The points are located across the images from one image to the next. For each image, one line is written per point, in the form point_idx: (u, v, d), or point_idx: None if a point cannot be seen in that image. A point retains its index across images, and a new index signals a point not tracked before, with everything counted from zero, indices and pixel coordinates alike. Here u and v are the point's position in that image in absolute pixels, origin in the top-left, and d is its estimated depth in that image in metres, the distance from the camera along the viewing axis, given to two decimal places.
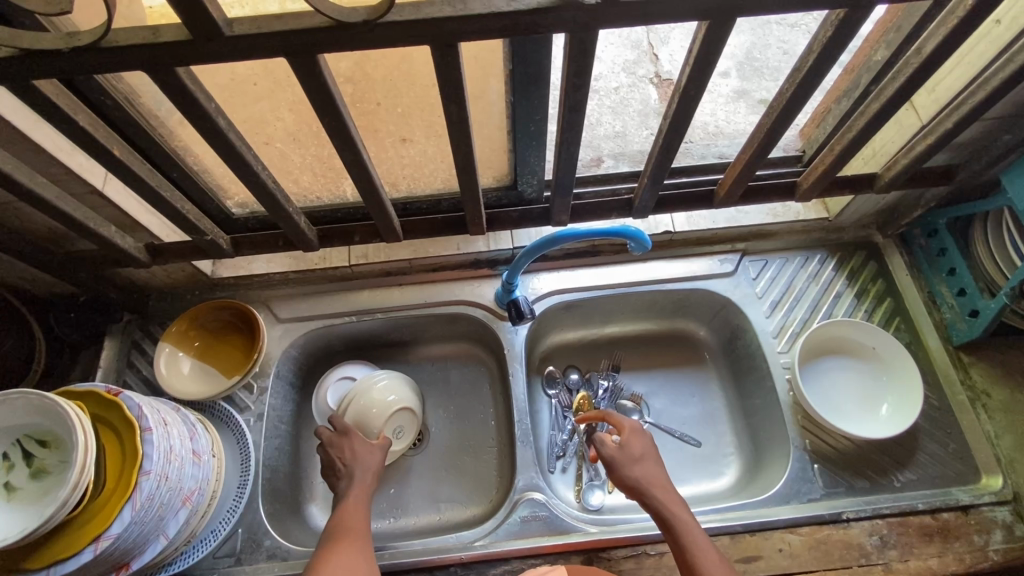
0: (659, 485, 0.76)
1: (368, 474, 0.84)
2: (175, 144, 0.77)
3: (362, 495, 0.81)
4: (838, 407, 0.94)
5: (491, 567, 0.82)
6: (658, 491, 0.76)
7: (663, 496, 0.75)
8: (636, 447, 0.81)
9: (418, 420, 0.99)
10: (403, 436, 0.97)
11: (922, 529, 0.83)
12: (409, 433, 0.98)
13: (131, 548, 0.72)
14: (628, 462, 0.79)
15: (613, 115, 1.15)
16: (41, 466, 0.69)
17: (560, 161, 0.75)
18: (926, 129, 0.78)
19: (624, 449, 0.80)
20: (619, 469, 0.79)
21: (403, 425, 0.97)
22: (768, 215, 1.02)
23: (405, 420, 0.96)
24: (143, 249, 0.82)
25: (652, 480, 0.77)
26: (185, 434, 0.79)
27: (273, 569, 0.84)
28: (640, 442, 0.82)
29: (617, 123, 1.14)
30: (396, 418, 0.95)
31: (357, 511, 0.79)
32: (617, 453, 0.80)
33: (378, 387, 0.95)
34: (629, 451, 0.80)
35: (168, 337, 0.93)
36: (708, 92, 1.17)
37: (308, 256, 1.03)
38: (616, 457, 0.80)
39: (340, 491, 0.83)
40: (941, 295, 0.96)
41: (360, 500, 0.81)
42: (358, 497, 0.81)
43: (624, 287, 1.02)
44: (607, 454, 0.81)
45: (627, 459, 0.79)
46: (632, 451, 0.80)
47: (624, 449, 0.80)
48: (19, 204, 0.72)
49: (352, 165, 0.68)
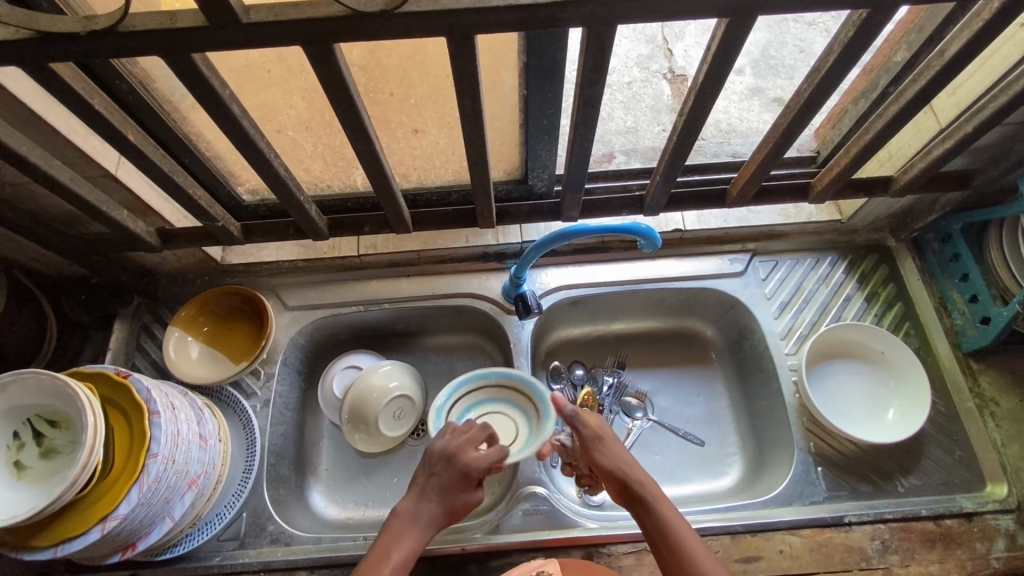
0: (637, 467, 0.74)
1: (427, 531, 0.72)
2: (188, 130, 0.77)
3: (410, 552, 0.70)
4: (844, 411, 0.93)
5: (492, 559, 0.83)
6: (637, 472, 0.73)
7: (642, 475, 0.73)
8: (610, 431, 0.80)
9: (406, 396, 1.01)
10: (403, 411, 1.01)
11: (924, 534, 0.83)
12: (404, 406, 1.01)
13: (137, 529, 0.73)
14: (608, 442, 0.77)
15: (625, 110, 1.15)
16: (50, 446, 0.69)
17: (572, 154, 0.75)
18: (945, 132, 0.77)
19: (601, 431, 0.79)
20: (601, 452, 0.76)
21: (397, 406, 1.00)
22: (780, 216, 1.02)
23: (396, 403, 1.00)
24: (154, 233, 0.83)
25: (630, 462, 0.75)
26: (192, 418, 0.80)
27: (276, 554, 0.85)
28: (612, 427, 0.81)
29: (629, 118, 1.13)
30: (388, 407, 0.99)
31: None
32: (597, 435, 0.78)
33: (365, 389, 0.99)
34: (607, 432, 0.79)
35: (177, 322, 0.94)
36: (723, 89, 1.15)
37: (317, 245, 1.03)
38: (596, 440, 0.78)
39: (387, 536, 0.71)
40: (953, 301, 0.96)
41: (406, 561, 0.69)
42: (405, 555, 0.69)
43: (633, 285, 1.02)
44: (586, 435, 0.78)
45: (605, 439, 0.78)
46: (610, 434, 0.79)
47: (602, 431, 0.79)
48: (34, 185, 0.72)
49: (365, 156, 0.68)
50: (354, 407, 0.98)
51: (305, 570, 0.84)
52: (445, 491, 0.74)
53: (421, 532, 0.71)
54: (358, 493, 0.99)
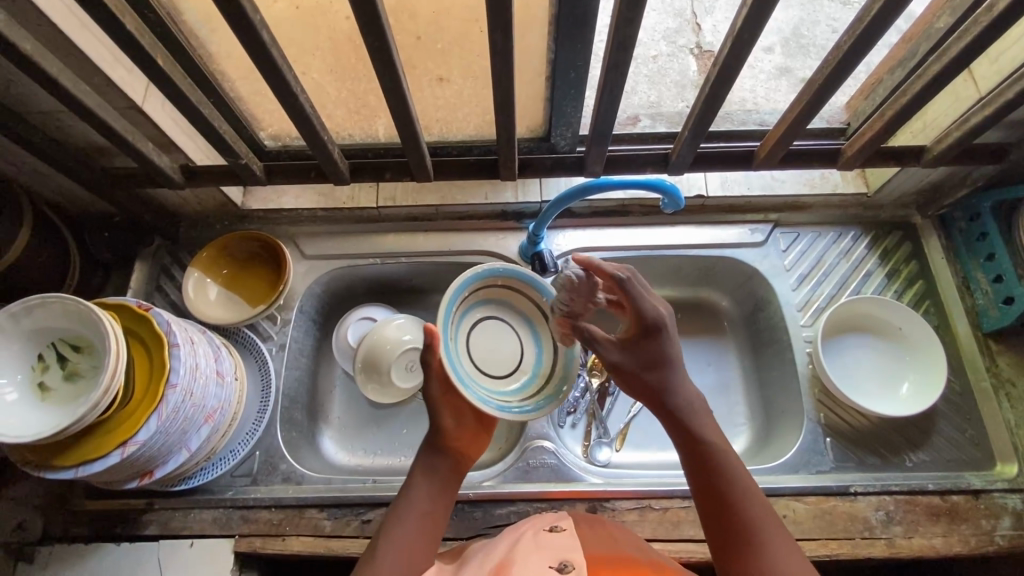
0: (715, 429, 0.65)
1: (442, 479, 0.69)
2: (212, 67, 0.76)
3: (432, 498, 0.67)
4: (858, 385, 0.93)
5: (498, 508, 0.84)
6: (713, 434, 0.63)
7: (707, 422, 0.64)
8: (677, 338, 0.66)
9: (393, 353, 1.00)
10: (407, 361, 1.01)
11: (929, 508, 0.83)
12: (402, 360, 1.00)
13: (154, 456, 0.75)
14: (642, 374, 0.65)
15: (649, 84, 1.12)
16: (74, 370, 0.71)
17: (601, 106, 0.74)
18: (984, 100, 0.74)
19: (663, 338, 0.64)
20: (663, 376, 0.64)
21: (400, 364, 1.00)
22: (805, 186, 1.00)
23: (397, 364, 1.00)
24: (177, 169, 0.83)
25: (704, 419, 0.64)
26: (210, 354, 0.81)
27: (288, 491, 0.87)
28: (654, 343, 0.64)
29: (653, 92, 1.10)
30: (396, 372, 1.00)
31: (428, 536, 0.64)
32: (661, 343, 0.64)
33: (367, 376, 1.00)
34: (641, 358, 0.64)
35: (197, 263, 0.95)
36: (750, 67, 1.11)
37: (337, 195, 1.03)
38: (659, 350, 0.64)
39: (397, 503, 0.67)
40: (977, 282, 0.94)
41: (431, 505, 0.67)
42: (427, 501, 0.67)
43: (650, 250, 1.01)
44: (611, 363, 0.66)
45: (637, 368, 0.65)
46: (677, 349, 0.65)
47: (631, 358, 0.65)
48: (63, 112, 0.73)
49: (391, 92, 0.68)
50: (367, 356, 1.00)
51: (314, 508, 0.86)
52: (441, 433, 0.71)
53: (434, 481, 0.69)
54: (367, 441, 1.02)
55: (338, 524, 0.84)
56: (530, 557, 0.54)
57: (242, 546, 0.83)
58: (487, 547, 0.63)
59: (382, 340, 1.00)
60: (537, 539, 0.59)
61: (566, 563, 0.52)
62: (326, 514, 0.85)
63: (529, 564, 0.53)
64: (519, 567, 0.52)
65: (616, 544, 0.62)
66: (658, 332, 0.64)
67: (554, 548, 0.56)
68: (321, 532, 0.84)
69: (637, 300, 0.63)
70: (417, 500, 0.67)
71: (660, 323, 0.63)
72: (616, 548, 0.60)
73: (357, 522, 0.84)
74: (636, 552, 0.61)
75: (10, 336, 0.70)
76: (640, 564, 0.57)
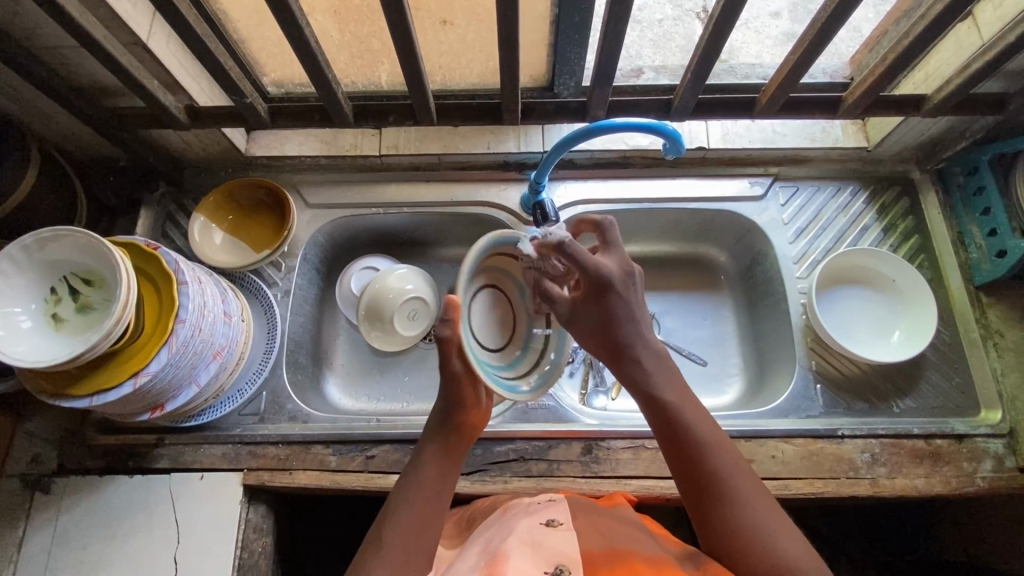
0: (677, 382, 0.66)
1: (450, 460, 0.68)
2: (214, 6, 0.76)
3: (444, 476, 0.67)
4: (848, 335, 0.95)
5: (497, 445, 0.87)
6: (673, 390, 0.65)
7: (669, 386, 0.65)
8: (634, 295, 0.66)
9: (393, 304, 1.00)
10: (407, 308, 1.01)
11: (913, 451, 0.86)
12: (404, 309, 1.01)
13: (166, 389, 0.77)
14: (604, 329, 0.65)
15: (653, 49, 1.05)
16: (86, 302, 0.73)
17: (605, 45, 0.74)
18: (987, 45, 0.75)
19: (620, 298, 0.64)
20: (618, 339, 0.65)
21: (404, 312, 1.01)
22: (807, 140, 1.00)
23: (402, 314, 1.01)
24: (182, 109, 0.84)
25: (662, 376, 0.65)
26: (217, 295, 0.83)
27: (294, 429, 0.90)
28: (597, 308, 0.65)
29: (657, 57, 1.04)
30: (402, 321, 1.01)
31: (435, 515, 0.64)
32: (615, 306, 0.64)
33: (377, 338, 1.01)
34: (589, 319, 0.65)
35: (203, 208, 0.96)
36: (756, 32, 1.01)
37: (339, 142, 1.04)
38: (613, 310, 0.64)
39: (405, 484, 0.66)
40: (971, 235, 0.95)
41: (444, 482, 0.67)
42: (439, 478, 0.66)
43: (650, 203, 1.02)
44: (562, 315, 0.67)
45: (590, 326, 0.65)
46: (634, 304, 0.66)
47: (581, 311, 0.65)
48: (68, 45, 0.73)
49: (395, 27, 0.68)
50: (371, 308, 1.01)
51: (320, 445, 0.89)
52: (459, 406, 0.70)
53: (446, 461, 0.68)
54: (370, 388, 1.04)
55: (343, 460, 0.88)
56: (524, 553, 0.58)
57: (249, 479, 0.86)
58: (485, 536, 0.67)
59: (381, 293, 1.01)
60: (532, 535, 0.62)
61: (561, 568, 0.56)
62: (332, 450, 0.88)
63: (526, 563, 0.57)
64: (514, 564, 0.56)
65: (613, 533, 0.65)
66: (609, 288, 0.64)
67: (550, 545, 0.60)
68: (327, 467, 0.87)
69: (585, 262, 0.63)
70: (427, 480, 0.66)
71: (612, 283, 0.64)
72: (612, 538, 0.64)
73: (361, 458, 0.87)
74: (628, 537, 0.65)
75: (22, 266, 0.71)
76: (630, 551, 0.61)
